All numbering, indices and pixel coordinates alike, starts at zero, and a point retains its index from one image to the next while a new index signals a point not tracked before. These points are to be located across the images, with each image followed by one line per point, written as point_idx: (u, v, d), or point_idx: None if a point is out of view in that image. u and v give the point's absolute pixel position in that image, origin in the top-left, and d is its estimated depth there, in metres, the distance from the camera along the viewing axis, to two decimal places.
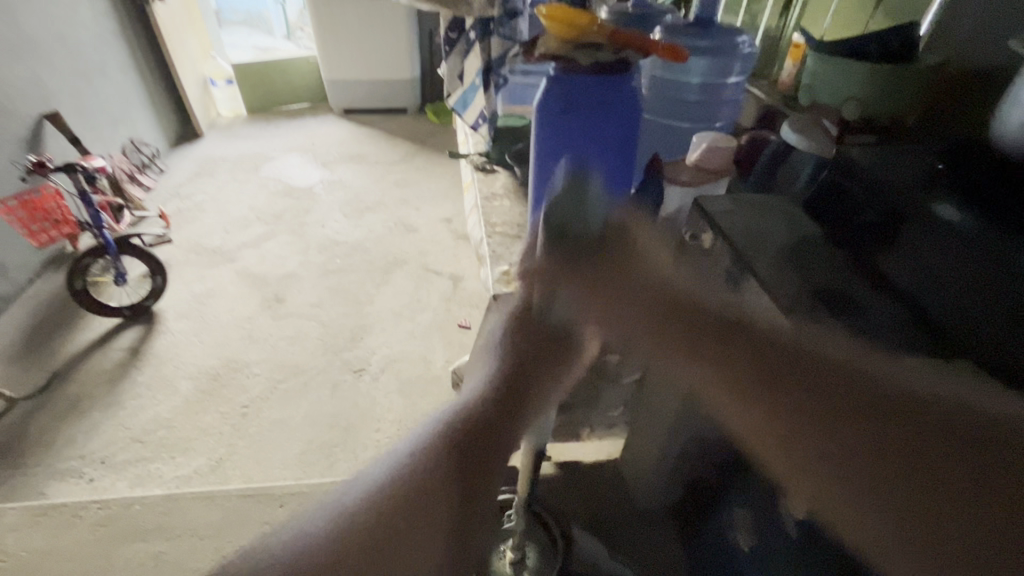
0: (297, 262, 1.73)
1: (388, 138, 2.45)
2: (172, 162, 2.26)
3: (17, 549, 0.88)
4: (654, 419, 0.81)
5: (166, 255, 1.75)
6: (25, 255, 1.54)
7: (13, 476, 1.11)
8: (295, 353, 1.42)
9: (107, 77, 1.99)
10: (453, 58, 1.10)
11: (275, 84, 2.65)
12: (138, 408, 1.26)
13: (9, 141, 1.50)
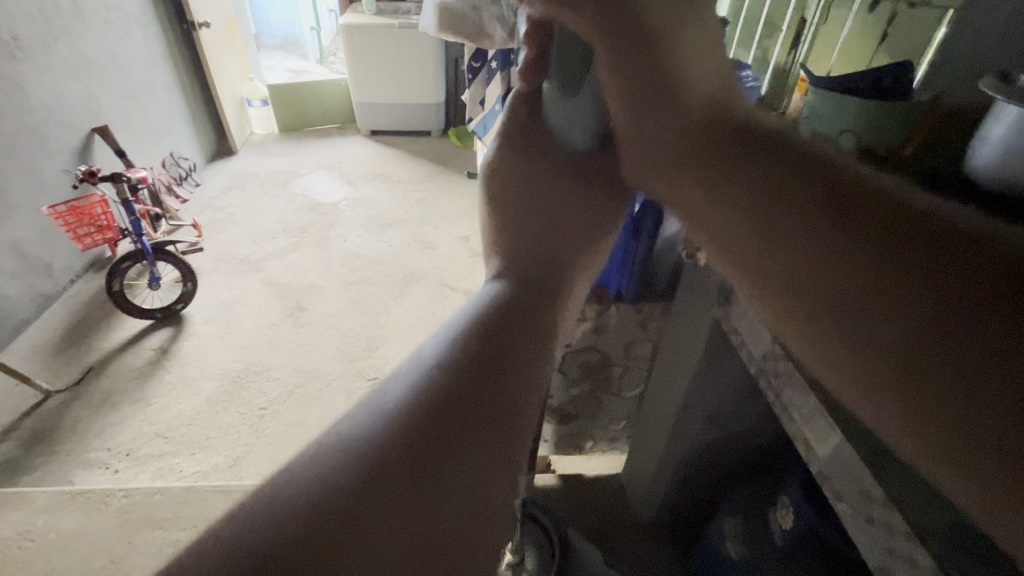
0: (320, 273, 1.81)
1: (411, 158, 2.55)
2: (207, 175, 2.39)
3: (46, 530, 0.93)
4: (651, 430, 0.84)
5: (196, 262, 1.85)
6: (68, 257, 1.64)
7: (45, 464, 1.18)
8: (314, 360, 1.47)
9: (153, 95, 2.12)
10: (475, 86, 1.18)
11: (307, 105, 2.79)
12: (163, 405, 1.32)
13: (62, 152, 1.62)
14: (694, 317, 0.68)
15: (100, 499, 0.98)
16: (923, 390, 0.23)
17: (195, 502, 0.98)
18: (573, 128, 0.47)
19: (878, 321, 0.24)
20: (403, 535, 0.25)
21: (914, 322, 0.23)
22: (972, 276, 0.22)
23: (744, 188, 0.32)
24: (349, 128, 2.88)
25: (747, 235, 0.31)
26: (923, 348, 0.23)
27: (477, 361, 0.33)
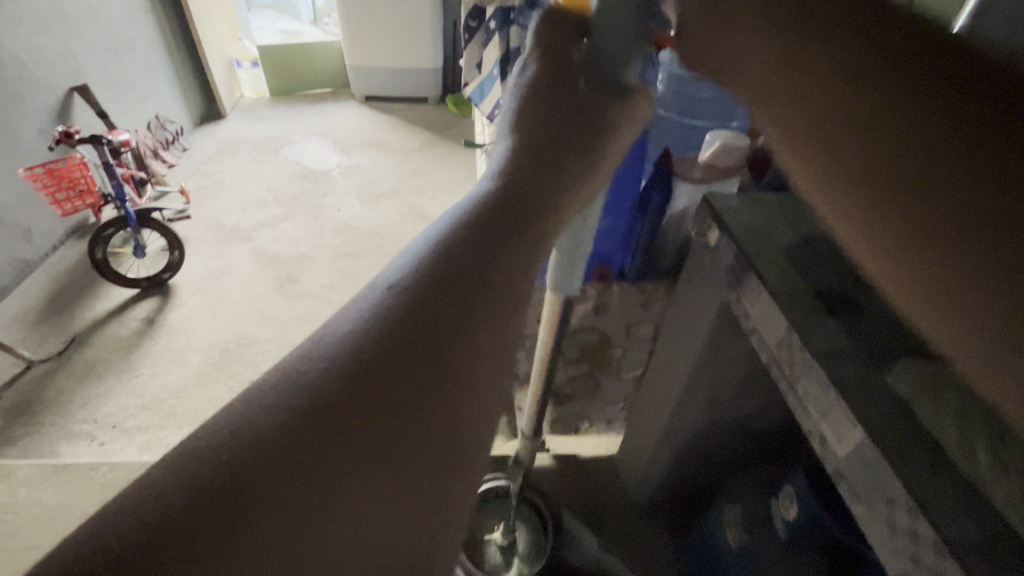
0: (311, 244, 1.76)
1: (407, 126, 2.47)
2: (195, 140, 2.30)
3: (29, 504, 0.91)
4: (648, 413, 0.81)
5: (184, 230, 1.79)
6: (50, 223, 1.59)
7: (29, 434, 1.16)
8: (305, 332, 1.44)
9: (136, 53, 2.02)
10: (473, 48, 1.11)
11: (298, 67, 2.68)
12: (150, 376, 1.29)
13: (40, 111, 1.55)
14: (700, 297, 0.65)
15: (83, 473, 0.95)
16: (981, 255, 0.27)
17: None
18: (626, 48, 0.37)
19: (930, 191, 0.28)
20: (316, 499, 0.20)
21: (995, 198, 0.27)
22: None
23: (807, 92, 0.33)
24: (343, 92, 2.77)
25: (809, 121, 0.33)
26: (992, 220, 0.27)
27: (464, 262, 0.27)
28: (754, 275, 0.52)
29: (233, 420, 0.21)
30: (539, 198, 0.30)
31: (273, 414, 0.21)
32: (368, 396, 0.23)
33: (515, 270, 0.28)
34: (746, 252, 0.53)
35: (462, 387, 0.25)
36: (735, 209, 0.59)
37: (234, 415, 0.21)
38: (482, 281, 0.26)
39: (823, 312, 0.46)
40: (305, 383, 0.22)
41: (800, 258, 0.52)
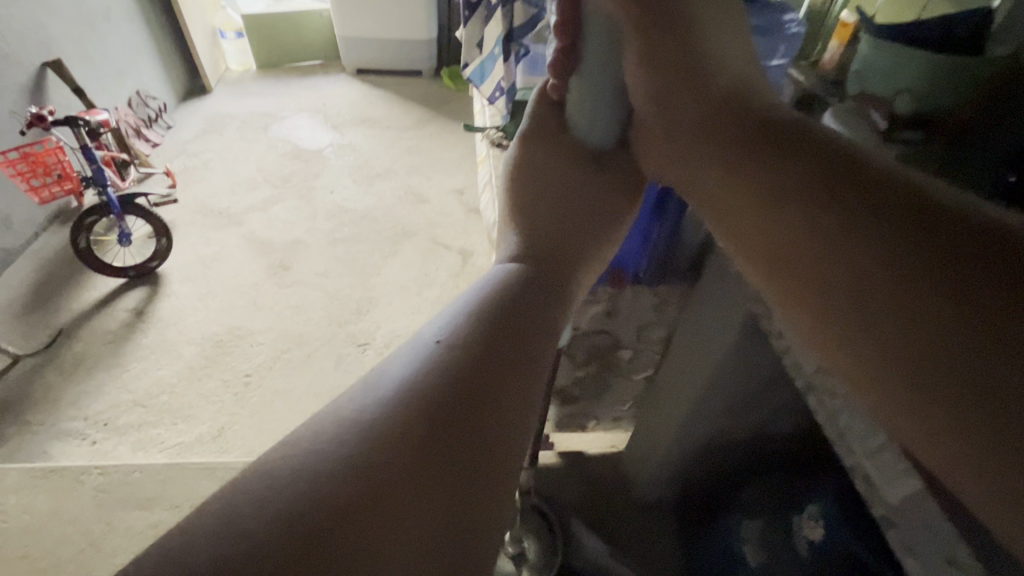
0: (304, 229, 1.69)
1: (401, 102, 2.37)
2: (179, 117, 2.20)
3: (20, 511, 0.88)
4: (658, 415, 0.80)
5: (171, 214, 1.72)
6: (29, 209, 1.51)
7: (18, 433, 1.12)
8: (300, 323, 1.40)
9: (113, 25, 1.91)
10: (473, 23, 1.03)
11: (286, 38, 2.55)
12: (141, 371, 1.25)
13: (11, 89, 1.46)
14: (721, 304, 0.61)
15: (74, 477, 0.92)
16: (912, 363, 0.28)
17: (178, 480, 0.93)
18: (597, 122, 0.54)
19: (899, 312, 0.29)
20: (381, 528, 0.28)
21: (922, 309, 0.28)
22: (980, 277, 0.28)
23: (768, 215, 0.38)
24: (333, 65, 2.65)
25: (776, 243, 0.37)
26: (925, 325, 0.28)
27: (486, 370, 0.35)
28: None
29: (316, 453, 0.29)
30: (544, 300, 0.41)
31: (344, 460, 0.29)
32: (421, 453, 0.31)
33: (530, 364, 0.37)
34: None
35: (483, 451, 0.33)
36: None
37: (318, 447, 0.30)
38: (501, 369, 0.36)
39: None
40: (377, 430, 0.30)
41: None
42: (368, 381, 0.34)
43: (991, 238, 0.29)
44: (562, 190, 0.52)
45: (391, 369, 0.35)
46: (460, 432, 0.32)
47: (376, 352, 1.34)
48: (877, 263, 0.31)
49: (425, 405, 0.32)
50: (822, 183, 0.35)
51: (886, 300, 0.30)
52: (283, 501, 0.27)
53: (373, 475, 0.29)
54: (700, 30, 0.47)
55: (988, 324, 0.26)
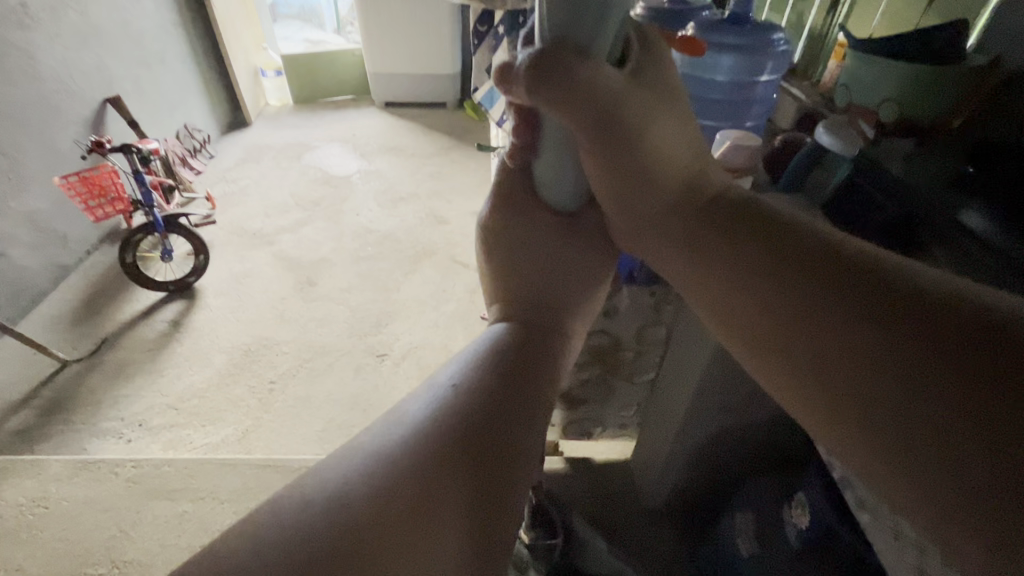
0: (331, 248, 1.79)
1: (425, 131, 2.50)
2: (221, 147, 2.37)
3: (58, 497, 0.94)
4: (659, 419, 0.83)
5: (210, 235, 1.85)
6: (84, 229, 1.65)
7: (62, 431, 1.20)
8: (324, 335, 1.47)
9: (167, 65, 2.10)
10: (482, 52, 1.11)
11: (321, 75, 2.74)
12: (176, 376, 1.34)
13: (75, 122, 1.62)
14: None
15: (110, 469, 0.99)
16: (942, 498, 0.31)
17: (202, 474, 0.98)
18: (556, 184, 0.58)
19: (865, 352, 0.36)
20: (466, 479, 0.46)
21: (935, 418, 0.32)
22: (931, 357, 0.33)
23: (747, 274, 0.45)
24: (363, 99, 2.82)
25: (767, 309, 0.43)
26: (890, 395, 0.34)
27: (534, 338, 0.58)
28: None
29: (370, 464, 0.44)
30: (550, 342, 0.59)
31: (416, 467, 0.45)
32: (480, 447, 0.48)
33: (544, 364, 0.56)
34: None
35: (523, 402, 0.52)
36: None
37: (373, 468, 0.44)
38: (519, 384, 0.53)
39: None
40: (426, 445, 0.46)
41: None
42: (400, 427, 0.48)
43: (913, 312, 0.35)
44: (557, 261, 0.62)
45: (414, 408, 0.50)
46: (479, 460, 0.48)
47: (394, 362, 1.39)
48: (870, 373, 0.35)
49: (461, 425, 0.48)
50: (802, 286, 0.41)
51: (865, 422, 0.35)
52: (372, 491, 0.42)
53: (443, 456, 0.46)
54: (625, 103, 0.47)
55: (971, 414, 0.31)
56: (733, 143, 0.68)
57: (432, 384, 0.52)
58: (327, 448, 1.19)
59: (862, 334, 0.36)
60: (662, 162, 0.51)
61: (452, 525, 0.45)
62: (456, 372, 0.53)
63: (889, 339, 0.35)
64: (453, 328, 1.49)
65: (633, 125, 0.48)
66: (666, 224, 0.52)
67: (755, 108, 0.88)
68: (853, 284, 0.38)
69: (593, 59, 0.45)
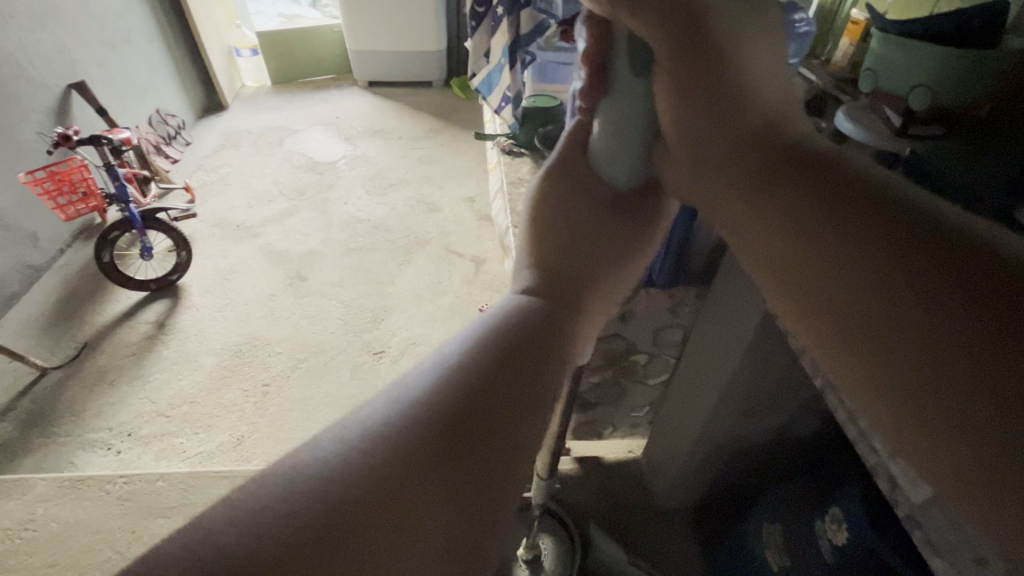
0: (320, 239, 1.72)
1: (412, 112, 2.40)
2: (197, 133, 2.26)
3: (47, 520, 0.90)
4: (673, 423, 0.81)
5: (191, 228, 1.76)
6: (54, 226, 1.56)
7: (45, 445, 1.15)
8: (316, 332, 1.42)
9: (133, 46, 1.97)
10: (479, 35, 1.04)
11: (299, 54, 2.60)
12: (163, 381, 1.28)
13: (38, 112, 1.51)
14: (738, 308, 0.61)
15: (100, 487, 0.94)
16: (966, 462, 0.26)
17: (199, 488, 0.94)
18: (616, 164, 0.48)
19: (903, 280, 0.29)
20: (442, 489, 0.32)
21: (950, 383, 0.27)
22: (981, 304, 0.27)
23: (795, 197, 0.36)
24: (344, 79, 2.70)
25: (788, 241, 0.36)
26: (938, 348, 0.27)
27: (546, 324, 0.41)
28: None
29: (317, 462, 0.31)
30: (575, 305, 0.44)
31: (386, 448, 0.32)
32: (464, 435, 0.34)
33: (562, 341, 0.41)
34: None
35: (530, 396, 0.37)
36: None
37: (311, 463, 0.31)
38: (526, 361, 0.38)
39: None
40: (394, 440, 0.32)
41: None
42: (387, 396, 0.35)
43: (993, 259, 0.28)
44: (587, 231, 0.47)
45: (413, 378, 0.36)
46: (480, 469, 0.34)
47: (392, 360, 1.35)
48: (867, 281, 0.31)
49: (448, 410, 0.34)
50: (846, 206, 0.33)
51: (849, 348, 0.31)
52: (349, 483, 0.30)
53: (423, 447, 0.32)
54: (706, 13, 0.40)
55: (997, 374, 0.25)
56: None
57: (420, 364, 0.38)
58: None
59: (867, 272, 0.31)
60: (747, 84, 0.42)
61: (387, 543, 0.29)
62: (449, 356, 0.38)
63: (940, 282, 0.28)
64: (451, 322, 1.45)
65: (713, 33, 0.41)
66: (725, 148, 0.41)
67: None
68: (920, 222, 0.31)
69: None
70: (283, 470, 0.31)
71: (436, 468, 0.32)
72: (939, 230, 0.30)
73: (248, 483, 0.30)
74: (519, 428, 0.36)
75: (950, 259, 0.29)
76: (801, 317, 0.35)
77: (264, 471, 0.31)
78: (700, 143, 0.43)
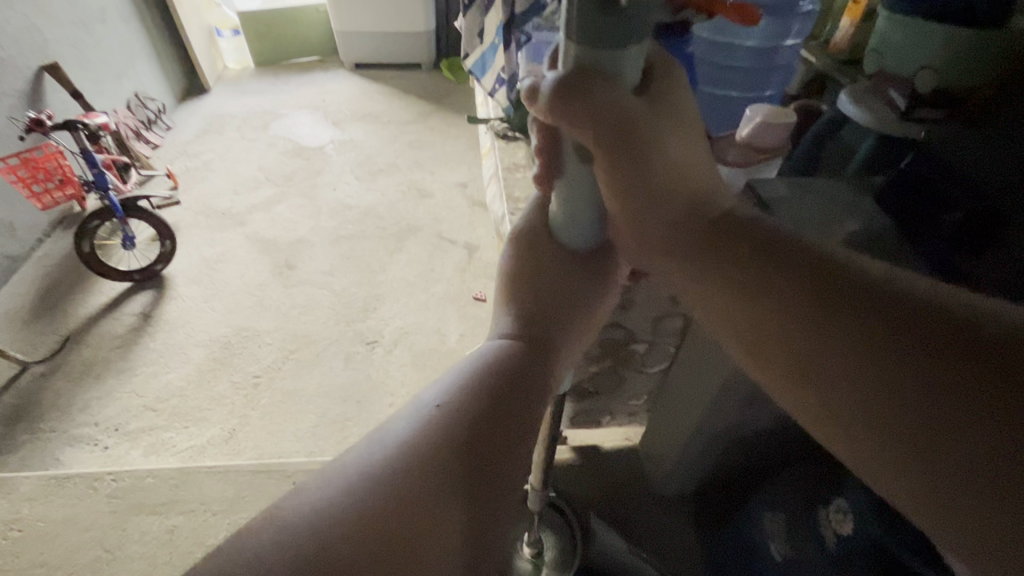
0: (308, 227, 1.68)
1: (401, 95, 2.34)
2: (179, 117, 2.18)
3: (34, 519, 0.87)
4: (673, 412, 0.81)
5: (174, 216, 1.71)
6: (31, 215, 1.50)
7: (30, 441, 1.12)
8: (307, 323, 1.39)
9: (108, 26, 1.89)
10: (472, 14, 1.00)
11: (283, 34, 2.52)
12: (151, 374, 1.25)
13: (8, 95, 1.44)
14: None
15: (88, 484, 0.91)
16: (984, 527, 0.26)
17: (190, 484, 0.92)
18: (576, 228, 0.44)
19: (884, 357, 0.30)
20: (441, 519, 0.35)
21: (957, 455, 0.27)
22: (965, 370, 0.27)
23: (766, 285, 0.36)
24: (330, 61, 2.62)
25: (772, 329, 0.35)
26: (934, 421, 0.28)
27: (526, 366, 0.43)
28: None
29: (316, 502, 0.33)
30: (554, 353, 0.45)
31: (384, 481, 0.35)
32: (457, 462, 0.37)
33: (538, 388, 0.42)
34: None
35: (513, 432, 0.40)
36: (785, 195, 0.55)
37: (311, 503, 0.33)
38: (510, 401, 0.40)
39: None
40: (391, 473, 0.35)
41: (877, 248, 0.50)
42: (373, 439, 0.38)
43: (955, 324, 0.29)
44: (560, 291, 0.46)
45: (399, 422, 0.39)
46: (473, 494, 0.36)
47: (386, 349, 1.33)
48: (863, 362, 0.31)
49: (440, 443, 0.37)
50: (812, 291, 0.34)
51: (849, 429, 0.31)
52: (349, 522, 0.32)
53: (419, 478, 0.35)
54: (644, 117, 0.39)
55: (990, 440, 0.26)
56: (765, 119, 0.60)
57: (395, 416, 0.40)
58: (322, 444, 1.14)
59: (849, 353, 0.31)
60: (684, 166, 0.41)
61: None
62: (428, 405, 0.39)
63: (924, 356, 0.29)
64: (444, 310, 1.42)
65: (649, 132, 0.39)
66: (682, 230, 0.41)
67: (777, 75, 0.80)
68: (891, 303, 0.31)
69: (615, 83, 0.35)
70: (283, 512, 0.33)
71: (434, 497, 0.35)
72: (908, 306, 0.31)
73: (251, 526, 0.33)
74: (505, 456, 0.39)
75: (927, 333, 0.29)
76: (796, 398, 0.35)
77: (265, 515, 0.33)
78: (654, 225, 0.42)
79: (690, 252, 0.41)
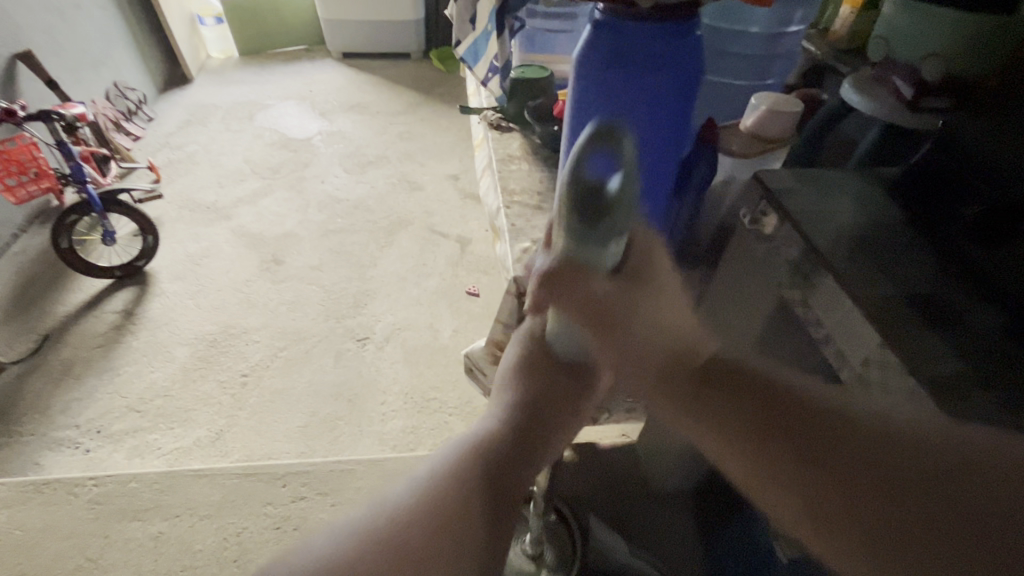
0: (296, 221, 1.64)
1: (390, 86, 2.29)
2: (160, 108, 2.12)
3: (11, 528, 0.84)
4: None
5: (157, 210, 1.66)
6: (6, 210, 1.45)
7: (8, 445, 1.08)
8: (296, 319, 1.35)
9: (85, 13, 1.82)
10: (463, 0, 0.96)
11: (267, 23, 2.45)
12: (134, 374, 1.21)
13: None
14: (749, 291, 0.55)
15: (68, 490, 0.88)
16: None
17: (175, 488, 0.89)
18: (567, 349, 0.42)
19: (880, 520, 0.31)
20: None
21: None
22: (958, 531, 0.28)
23: (755, 448, 0.37)
24: (317, 50, 2.56)
25: (775, 488, 0.36)
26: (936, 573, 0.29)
27: (516, 450, 0.41)
28: (826, 274, 0.44)
29: (316, 557, 0.35)
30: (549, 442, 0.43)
31: (379, 537, 0.36)
32: (457, 518, 0.37)
33: (532, 468, 0.42)
34: (817, 247, 0.44)
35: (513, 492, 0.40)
36: (790, 185, 0.51)
37: (313, 558, 0.35)
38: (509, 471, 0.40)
39: (919, 323, 0.38)
40: (386, 532, 0.36)
41: (883, 245, 0.44)
42: (378, 500, 0.39)
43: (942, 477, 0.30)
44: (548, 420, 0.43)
45: (399, 487, 0.40)
46: (466, 547, 0.37)
47: (377, 346, 1.30)
48: (861, 526, 0.32)
49: (437, 504, 0.38)
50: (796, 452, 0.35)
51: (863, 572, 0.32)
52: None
53: (415, 536, 0.36)
54: (621, 311, 0.39)
55: None
56: (771, 107, 0.59)
57: (400, 483, 0.41)
58: (312, 445, 1.11)
59: (851, 512, 0.32)
60: (658, 318, 0.41)
61: None
62: (428, 473, 0.40)
63: (919, 521, 0.30)
64: (436, 305, 1.40)
65: (621, 314, 0.39)
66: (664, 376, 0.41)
67: (780, 64, 0.76)
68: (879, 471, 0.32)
69: (592, 271, 0.37)
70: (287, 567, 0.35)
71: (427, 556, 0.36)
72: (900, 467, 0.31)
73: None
74: (504, 515, 0.39)
75: (921, 502, 0.30)
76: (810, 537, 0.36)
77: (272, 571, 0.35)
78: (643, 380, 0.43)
79: (677, 399, 0.41)
